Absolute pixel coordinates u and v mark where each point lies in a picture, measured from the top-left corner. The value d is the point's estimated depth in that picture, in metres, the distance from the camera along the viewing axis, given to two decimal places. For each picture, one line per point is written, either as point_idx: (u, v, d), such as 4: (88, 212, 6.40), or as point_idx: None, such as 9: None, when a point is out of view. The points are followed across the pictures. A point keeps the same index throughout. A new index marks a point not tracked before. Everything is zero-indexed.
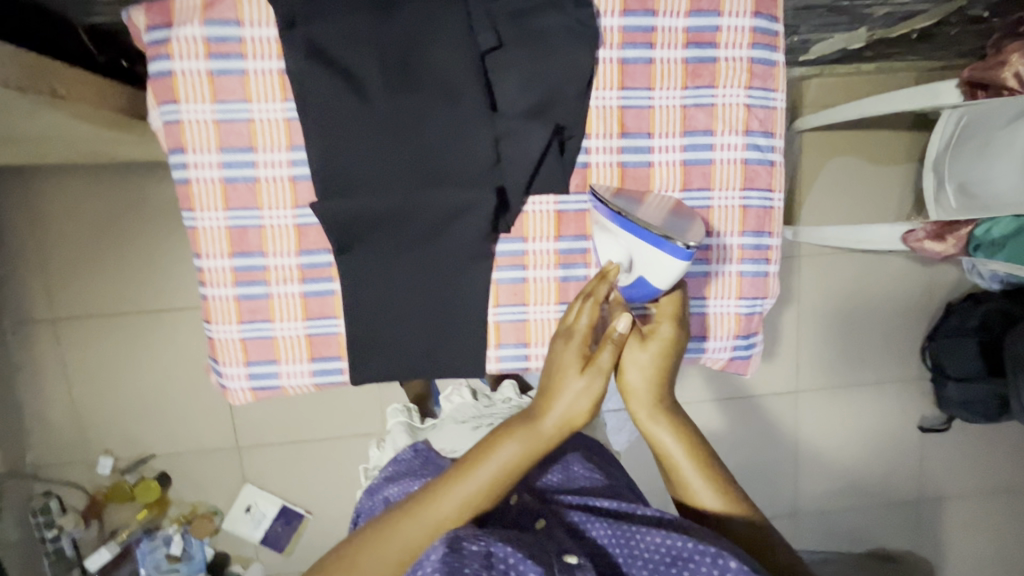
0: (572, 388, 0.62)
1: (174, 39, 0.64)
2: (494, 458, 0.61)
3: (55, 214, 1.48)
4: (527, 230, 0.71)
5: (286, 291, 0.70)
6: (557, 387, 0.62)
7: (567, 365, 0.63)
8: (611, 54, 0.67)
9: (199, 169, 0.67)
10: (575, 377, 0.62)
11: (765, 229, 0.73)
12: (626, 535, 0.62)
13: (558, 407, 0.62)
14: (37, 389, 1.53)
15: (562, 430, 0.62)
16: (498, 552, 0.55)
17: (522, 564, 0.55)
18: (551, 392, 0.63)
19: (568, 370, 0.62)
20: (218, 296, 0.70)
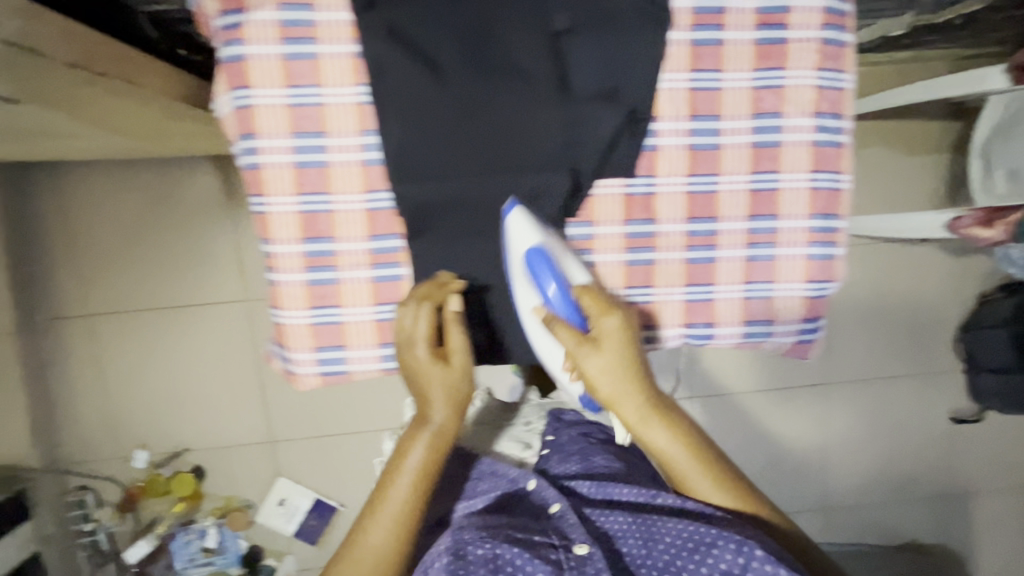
0: (436, 395, 0.65)
1: (247, 25, 0.64)
2: (404, 455, 0.67)
3: (84, 208, 1.44)
4: (596, 213, 0.71)
5: (355, 276, 0.71)
6: (427, 391, 0.65)
7: (437, 368, 0.65)
8: (682, 36, 0.66)
9: (271, 154, 0.67)
10: (439, 371, 0.65)
11: (833, 212, 0.72)
12: (648, 526, 0.67)
13: (436, 404, 0.66)
14: (68, 385, 1.49)
15: (454, 416, 0.67)
16: (506, 554, 0.64)
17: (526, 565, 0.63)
18: (426, 397, 0.65)
19: (433, 375, 0.65)
20: (286, 283, 0.71)
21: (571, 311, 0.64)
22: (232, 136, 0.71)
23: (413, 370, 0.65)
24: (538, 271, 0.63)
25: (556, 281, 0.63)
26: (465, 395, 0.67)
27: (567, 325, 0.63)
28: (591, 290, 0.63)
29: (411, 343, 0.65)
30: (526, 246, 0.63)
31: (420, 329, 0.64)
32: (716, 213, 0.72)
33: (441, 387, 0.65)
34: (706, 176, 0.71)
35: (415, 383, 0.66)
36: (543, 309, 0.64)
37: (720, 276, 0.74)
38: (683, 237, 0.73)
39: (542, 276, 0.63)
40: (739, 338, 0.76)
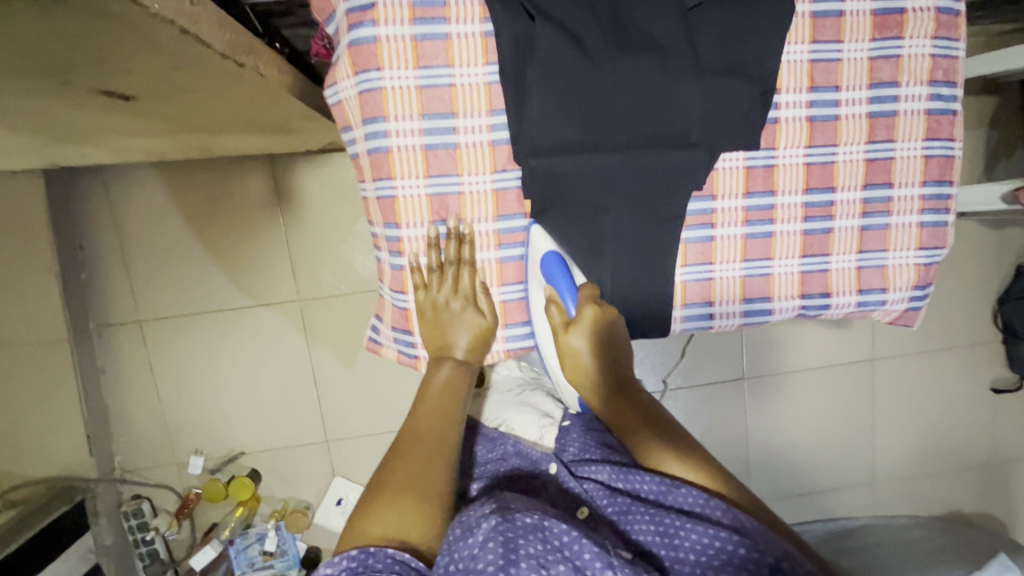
0: (460, 342, 0.73)
1: (379, 5, 0.63)
2: (429, 382, 0.70)
3: (133, 212, 1.43)
4: (717, 187, 0.72)
5: (482, 256, 0.73)
6: (456, 322, 0.72)
7: (465, 318, 0.73)
8: (803, 8, 0.68)
9: (400, 137, 0.67)
10: (472, 321, 0.73)
11: (947, 178, 0.74)
12: (670, 530, 0.60)
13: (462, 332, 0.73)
14: (122, 393, 1.49)
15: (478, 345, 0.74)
16: (554, 528, 0.56)
17: (577, 545, 0.55)
18: (447, 339, 0.72)
19: (462, 325, 0.72)
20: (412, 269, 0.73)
21: (566, 292, 0.69)
22: (352, 121, 0.70)
23: (442, 320, 0.72)
24: (555, 276, 0.69)
25: (571, 294, 0.69)
26: (489, 340, 0.75)
27: (562, 304, 0.69)
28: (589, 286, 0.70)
29: (446, 301, 0.72)
30: (543, 252, 0.70)
31: (463, 287, 0.72)
32: (834, 183, 0.73)
33: (469, 335, 0.73)
34: (824, 147, 0.72)
35: (568, 358, 0.69)
36: (552, 290, 0.70)
37: (835, 246, 0.75)
38: (801, 209, 0.73)
39: (559, 286, 0.69)
40: (853, 308, 0.77)
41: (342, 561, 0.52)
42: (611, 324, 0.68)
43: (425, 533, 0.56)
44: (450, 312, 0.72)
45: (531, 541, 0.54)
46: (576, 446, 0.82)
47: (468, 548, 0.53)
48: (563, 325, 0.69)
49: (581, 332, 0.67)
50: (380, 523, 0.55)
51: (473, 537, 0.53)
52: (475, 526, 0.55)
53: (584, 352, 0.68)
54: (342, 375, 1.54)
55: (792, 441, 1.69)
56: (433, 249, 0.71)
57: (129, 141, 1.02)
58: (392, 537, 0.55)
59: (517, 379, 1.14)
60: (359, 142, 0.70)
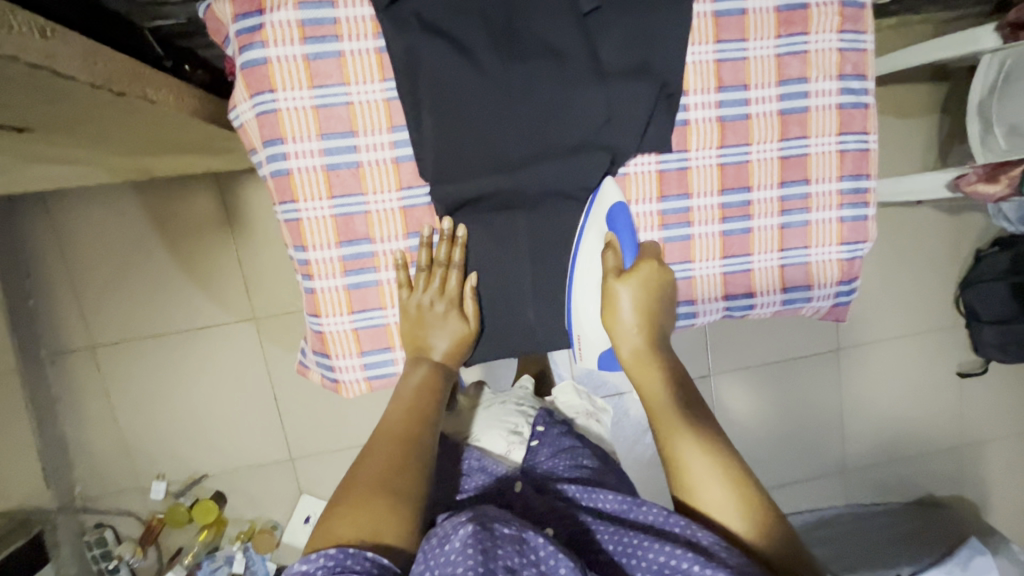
0: (440, 345, 0.70)
1: (267, 26, 0.62)
2: (404, 384, 0.68)
3: (79, 237, 1.40)
4: (631, 192, 0.71)
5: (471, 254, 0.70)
6: (435, 323, 0.69)
7: (447, 322, 0.70)
8: (705, 8, 0.67)
9: (300, 159, 0.65)
10: (455, 326, 0.70)
11: (863, 172, 0.74)
12: (629, 545, 0.59)
13: (439, 334, 0.70)
14: (78, 421, 1.46)
15: (455, 348, 0.70)
16: (532, 541, 0.53)
17: (553, 559, 0.52)
18: (425, 341, 0.70)
19: (444, 329, 0.70)
20: (387, 280, 0.71)
21: (628, 246, 0.70)
22: (255, 144, 0.69)
23: (417, 322, 0.70)
24: (619, 224, 0.69)
25: (633, 247, 0.70)
26: (471, 345, 0.72)
27: (618, 254, 0.69)
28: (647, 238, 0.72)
29: (430, 303, 0.69)
30: (613, 201, 0.68)
31: (448, 290, 0.69)
32: (750, 182, 0.72)
33: (451, 340, 0.70)
34: (737, 147, 0.71)
35: (610, 304, 0.69)
36: (612, 236, 0.69)
37: (757, 245, 0.74)
38: (718, 210, 0.73)
39: (622, 232, 0.69)
40: (779, 306, 0.77)
41: (320, 559, 0.50)
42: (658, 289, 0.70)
43: (401, 533, 0.54)
44: (433, 314, 0.69)
45: (510, 553, 0.52)
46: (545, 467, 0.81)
47: (444, 555, 0.51)
48: (615, 272, 0.69)
49: (632, 282, 0.68)
50: (353, 525, 0.53)
51: (451, 544, 0.51)
52: (452, 532, 0.53)
53: (631, 303, 0.68)
54: (302, 391, 1.52)
55: (761, 435, 1.69)
56: (424, 246, 0.69)
57: (52, 168, 1.00)
58: (368, 539, 0.53)
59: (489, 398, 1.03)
60: (262, 164, 0.69)
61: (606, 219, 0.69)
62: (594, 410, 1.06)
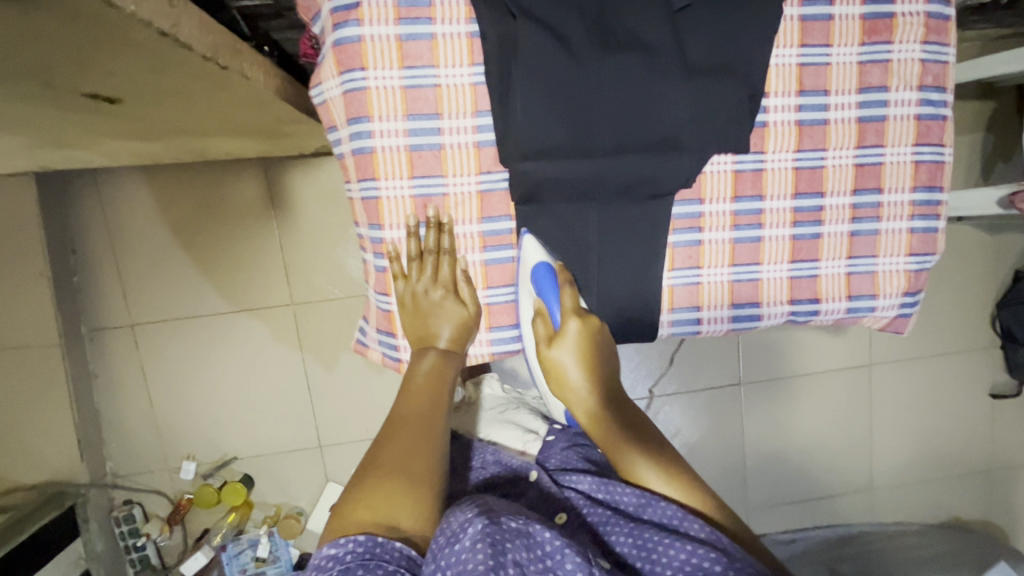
0: (444, 332, 0.71)
1: (364, 5, 0.63)
2: (411, 373, 0.69)
3: (126, 216, 1.43)
4: (705, 191, 0.71)
5: (459, 235, 0.71)
6: (437, 311, 0.71)
7: (446, 308, 0.71)
8: (793, 11, 0.67)
9: (385, 138, 0.66)
10: (454, 311, 0.72)
11: (937, 183, 0.74)
12: (647, 544, 0.58)
13: (440, 321, 0.71)
14: (115, 397, 1.48)
15: (456, 333, 0.72)
16: (538, 536, 0.55)
17: (559, 554, 0.53)
18: (429, 330, 0.71)
19: (444, 315, 0.71)
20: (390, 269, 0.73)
21: (554, 305, 0.73)
22: (337, 121, 0.70)
23: (422, 309, 0.71)
24: (544, 288, 0.72)
25: (556, 302, 0.73)
26: (472, 329, 0.74)
27: (548, 318, 0.74)
28: (575, 291, 0.72)
29: (426, 290, 0.71)
30: (533, 263, 0.71)
31: (442, 278, 0.71)
32: (824, 188, 0.73)
33: (452, 326, 0.72)
34: (813, 152, 0.71)
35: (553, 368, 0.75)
36: (541, 302, 0.74)
37: (825, 251, 0.74)
38: (790, 213, 0.73)
39: (545, 294, 0.73)
40: (842, 314, 0.77)
41: (349, 545, 0.51)
42: (597, 336, 0.73)
43: (417, 521, 0.56)
44: (430, 301, 0.71)
45: (516, 547, 0.53)
46: (558, 457, 0.83)
47: (455, 555, 0.51)
48: (546, 338, 0.75)
49: (563, 343, 0.73)
50: (370, 509, 0.55)
51: (460, 543, 0.52)
52: (461, 532, 0.53)
53: (568, 363, 0.73)
54: (335, 379, 1.53)
55: (789, 447, 1.68)
56: (413, 236, 0.70)
57: (118, 146, 1.01)
58: (384, 525, 0.54)
59: (502, 397, 1.06)
60: (344, 143, 0.70)
61: (532, 283, 0.72)
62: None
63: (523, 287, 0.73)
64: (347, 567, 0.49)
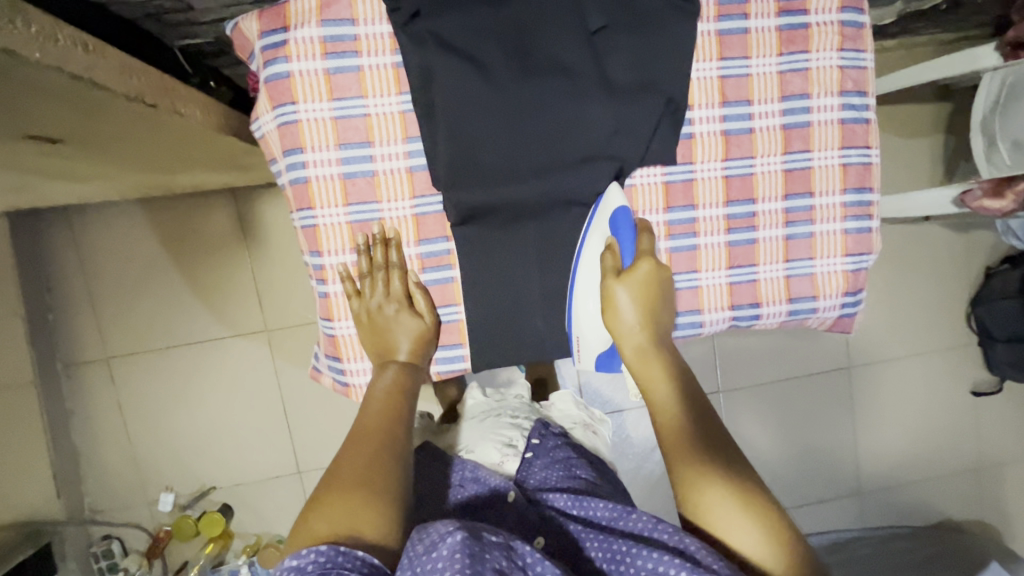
0: (402, 346, 0.72)
1: (291, 41, 0.65)
2: (373, 389, 0.69)
3: (100, 251, 1.45)
4: (637, 203, 0.73)
5: (406, 254, 0.72)
6: (393, 324, 0.71)
7: (402, 321, 0.72)
8: (709, 27, 0.70)
9: (318, 167, 0.68)
10: (410, 324, 0.72)
11: (866, 185, 0.76)
12: (619, 554, 0.59)
13: (394, 335, 0.71)
14: (91, 430, 1.48)
15: (414, 343, 0.72)
16: (519, 548, 0.55)
17: (534, 561, 0.55)
18: (387, 345, 0.72)
19: (401, 329, 0.72)
20: (335, 293, 0.73)
21: (628, 247, 0.70)
22: (275, 153, 0.72)
23: (378, 326, 0.72)
24: (620, 226, 0.70)
25: (630, 246, 0.70)
26: (431, 341, 0.74)
27: (617, 254, 0.70)
28: (651, 236, 0.72)
29: (380, 305, 0.71)
30: (615, 205, 0.69)
31: (394, 292, 0.71)
32: (754, 194, 0.74)
33: (411, 339, 0.72)
34: (741, 160, 0.73)
35: (610, 305, 0.69)
36: (613, 240, 0.70)
37: (762, 256, 0.76)
38: (724, 221, 0.75)
39: (621, 233, 0.70)
40: (785, 317, 0.77)
41: (311, 555, 0.51)
42: (659, 285, 0.70)
43: (377, 529, 0.56)
44: (385, 316, 0.71)
45: (498, 557, 0.53)
46: (539, 476, 0.82)
47: (432, 562, 0.51)
48: (614, 273, 0.69)
49: (632, 282, 0.69)
50: (330, 522, 0.55)
51: (439, 551, 0.52)
52: (440, 539, 0.53)
53: (627, 303, 0.68)
54: (312, 404, 1.53)
55: (774, 454, 1.66)
56: (361, 255, 0.71)
57: (79, 183, 1.04)
58: (344, 535, 0.55)
59: (482, 406, 1.01)
60: (281, 173, 0.71)
61: (608, 222, 0.70)
62: (590, 421, 1.03)
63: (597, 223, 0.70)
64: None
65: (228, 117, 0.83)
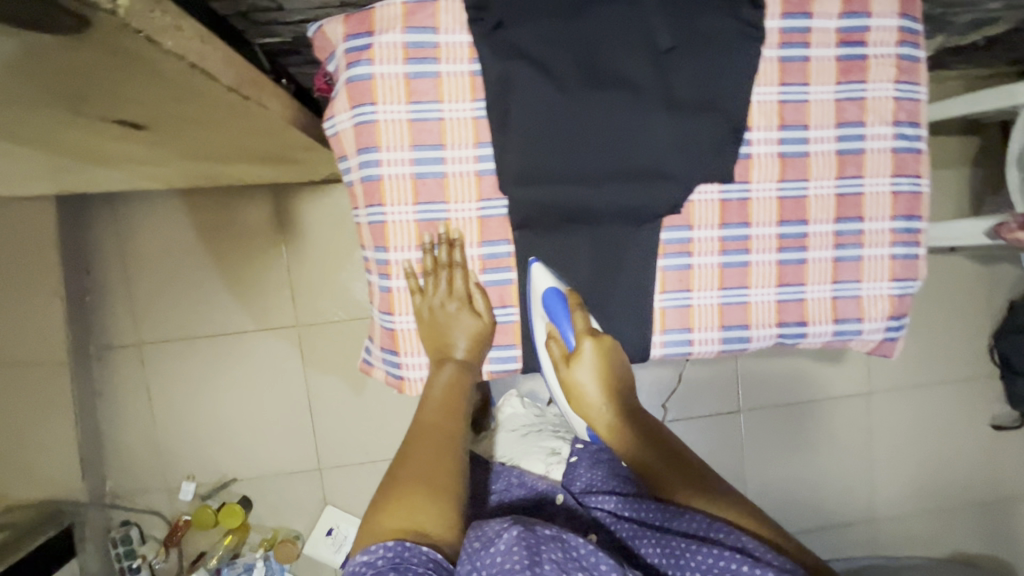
0: (460, 343, 0.74)
1: (375, 45, 0.68)
2: (432, 385, 0.72)
3: (140, 239, 1.48)
4: (693, 217, 0.76)
5: (468, 255, 0.75)
6: (452, 321, 0.74)
7: (461, 320, 0.74)
8: (772, 53, 0.73)
9: (391, 166, 0.71)
10: (469, 322, 0.75)
11: (915, 213, 0.78)
12: (675, 551, 0.60)
13: (452, 332, 0.74)
14: (118, 414, 1.50)
15: (471, 341, 0.75)
16: (571, 540, 0.56)
17: (592, 557, 0.54)
18: (446, 343, 0.74)
19: (460, 326, 0.74)
20: (398, 288, 0.76)
21: (567, 329, 0.72)
22: (347, 151, 0.74)
23: (438, 322, 0.74)
24: (556, 313, 0.72)
25: (568, 326, 0.72)
26: (487, 340, 0.76)
27: (561, 340, 0.73)
28: (585, 313, 0.72)
29: (442, 303, 0.74)
30: (544, 289, 0.73)
31: (456, 291, 0.74)
32: (807, 216, 0.76)
33: (468, 337, 0.75)
34: (795, 182, 0.76)
35: (574, 392, 0.73)
36: (554, 327, 0.73)
37: (811, 276, 0.77)
38: (775, 239, 0.77)
39: (558, 319, 0.72)
40: (830, 337, 0.79)
41: (380, 550, 0.54)
42: (612, 354, 0.72)
43: (442, 527, 0.58)
44: (446, 314, 0.74)
45: (552, 548, 0.54)
46: (584, 479, 0.82)
47: (490, 558, 0.53)
48: (564, 360, 0.73)
49: (582, 365, 0.71)
50: (398, 516, 0.57)
51: (496, 547, 0.53)
52: (496, 536, 0.54)
53: (587, 385, 0.72)
54: (335, 401, 1.54)
55: (791, 477, 1.66)
56: (427, 253, 0.74)
57: (137, 170, 1.07)
58: (412, 531, 0.57)
59: (523, 419, 1.07)
60: (352, 170, 0.74)
61: (545, 307, 0.72)
62: None
63: (536, 309, 0.74)
64: (379, 571, 0.52)
65: (296, 116, 0.86)
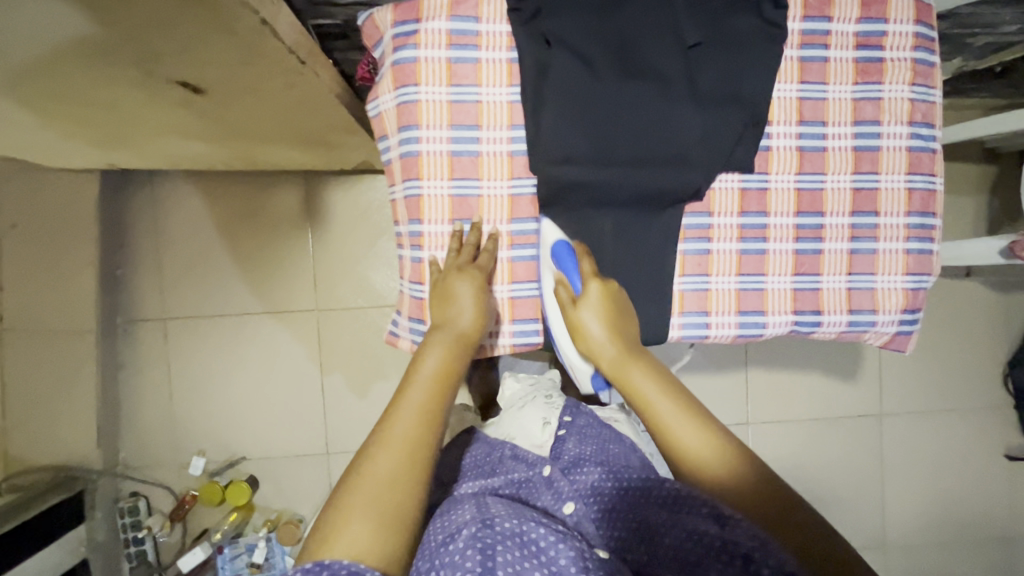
0: (466, 314, 0.73)
1: (422, 31, 0.74)
2: (427, 357, 0.68)
3: (174, 219, 1.54)
4: (714, 205, 0.79)
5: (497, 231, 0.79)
6: (460, 291, 0.74)
7: (470, 290, 0.74)
8: (792, 53, 0.77)
9: (430, 143, 0.76)
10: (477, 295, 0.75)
11: (930, 210, 0.80)
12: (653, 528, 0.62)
13: (460, 302, 0.73)
14: (137, 387, 1.54)
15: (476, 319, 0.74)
16: (530, 534, 0.59)
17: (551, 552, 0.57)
18: (452, 311, 0.73)
19: (467, 295, 0.74)
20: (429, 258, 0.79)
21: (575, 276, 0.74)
22: (388, 132, 0.79)
23: (448, 289, 0.74)
24: (564, 262, 0.75)
25: (577, 274, 0.74)
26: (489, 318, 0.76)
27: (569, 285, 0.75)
28: (591, 258, 0.76)
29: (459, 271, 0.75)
30: (553, 241, 0.76)
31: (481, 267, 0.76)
32: (824, 208, 0.79)
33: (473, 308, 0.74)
34: (813, 175, 0.79)
35: (578, 332, 0.74)
36: (562, 277, 0.75)
37: (826, 266, 0.80)
38: (793, 229, 0.80)
39: (566, 268, 0.74)
40: (844, 327, 0.81)
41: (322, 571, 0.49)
42: (614, 296, 0.75)
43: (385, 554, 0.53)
44: (457, 280, 0.74)
45: (509, 548, 0.57)
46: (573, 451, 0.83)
47: (448, 554, 0.56)
48: (570, 302, 0.75)
49: (588, 305, 0.73)
50: (346, 540, 0.52)
51: (454, 545, 0.57)
52: (456, 533, 0.59)
53: (593, 327, 0.73)
54: (349, 386, 1.57)
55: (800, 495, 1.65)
56: (460, 229, 0.78)
57: (184, 146, 1.13)
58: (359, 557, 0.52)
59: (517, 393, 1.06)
60: (392, 149, 0.79)
61: (553, 258, 0.76)
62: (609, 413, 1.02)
63: (545, 259, 0.77)
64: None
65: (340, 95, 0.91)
